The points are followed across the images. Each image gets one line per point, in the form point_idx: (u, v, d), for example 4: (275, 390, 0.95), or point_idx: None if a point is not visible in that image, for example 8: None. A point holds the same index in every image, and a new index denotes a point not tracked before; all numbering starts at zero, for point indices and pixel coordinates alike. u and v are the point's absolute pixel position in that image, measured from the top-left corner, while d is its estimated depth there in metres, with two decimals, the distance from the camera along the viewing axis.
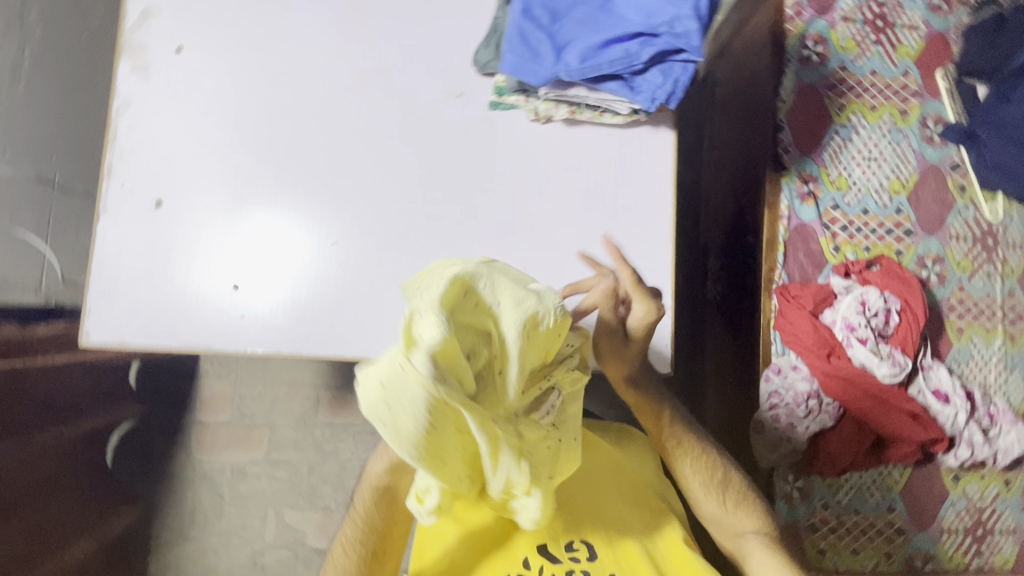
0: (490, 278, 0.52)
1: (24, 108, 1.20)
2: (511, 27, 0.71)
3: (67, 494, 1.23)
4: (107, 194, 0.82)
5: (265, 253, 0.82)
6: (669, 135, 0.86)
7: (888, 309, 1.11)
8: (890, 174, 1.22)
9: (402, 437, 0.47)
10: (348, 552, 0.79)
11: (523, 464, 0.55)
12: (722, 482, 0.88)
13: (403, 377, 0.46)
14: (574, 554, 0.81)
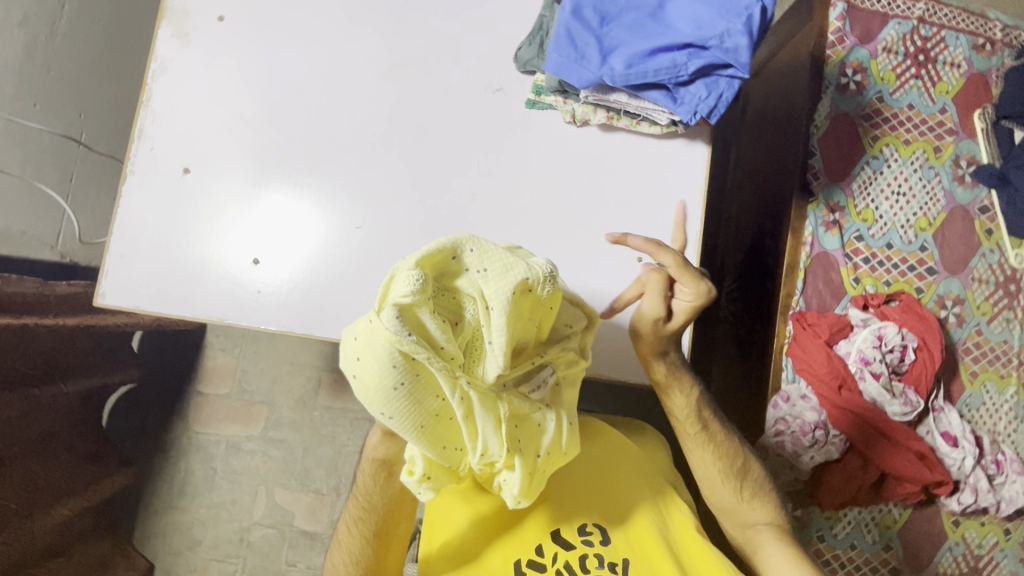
0: (477, 244, 0.54)
1: (54, 56, 1.12)
2: (558, 26, 0.70)
3: (54, 451, 1.23)
4: (137, 156, 0.81)
5: (281, 229, 0.82)
6: (704, 150, 0.85)
7: (905, 347, 1.10)
8: (918, 210, 1.21)
9: (373, 386, 0.53)
10: (360, 531, 0.79)
11: (498, 434, 0.59)
12: (737, 471, 0.90)
13: (374, 331, 0.52)
14: (587, 538, 0.84)
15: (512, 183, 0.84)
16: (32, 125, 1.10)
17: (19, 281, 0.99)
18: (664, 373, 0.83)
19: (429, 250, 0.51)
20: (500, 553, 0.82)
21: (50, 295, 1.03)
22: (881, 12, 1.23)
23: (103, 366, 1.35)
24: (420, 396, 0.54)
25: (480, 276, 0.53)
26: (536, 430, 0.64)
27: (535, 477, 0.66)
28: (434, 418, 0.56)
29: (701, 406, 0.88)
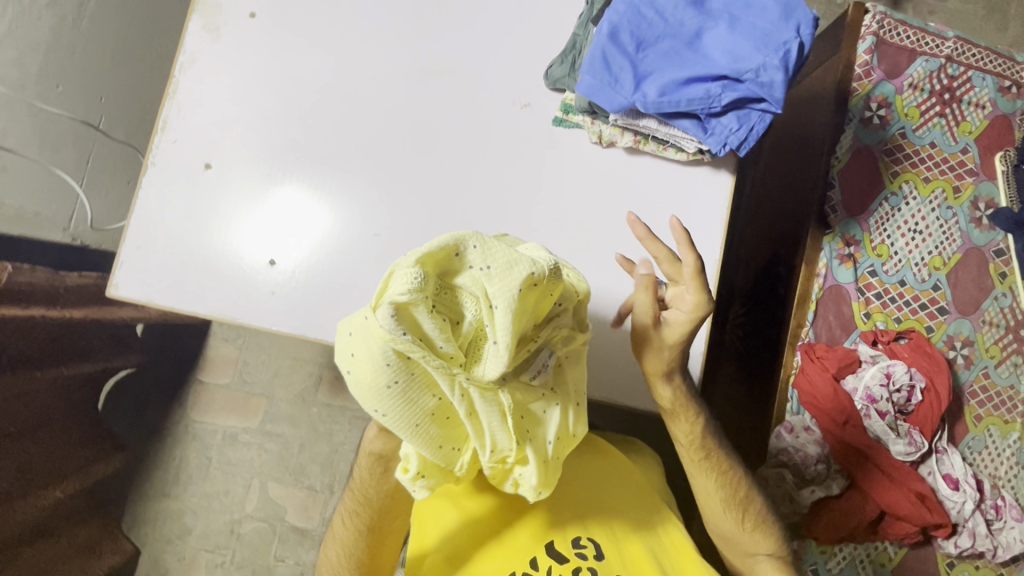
0: (479, 240, 0.51)
1: (83, 45, 1.13)
2: (593, 48, 0.69)
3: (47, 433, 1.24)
4: (158, 148, 0.81)
5: (292, 223, 0.81)
6: (729, 179, 0.85)
7: (913, 387, 1.10)
8: (933, 249, 1.21)
9: (367, 384, 0.53)
10: (353, 524, 0.78)
11: (504, 428, 0.58)
12: (738, 493, 0.89)
13: (369, 328, 0.52)
14: (581, 551, 0.82)
15: (535, 199, 0.83)
16: (51, 108, 1.11)
17: (30, 270, 1.00)
18: (669, 392, 0.81)
19: (429, 247, 0.50)
20: (492, 559, 0.82)
21: (60, 286, 1.04)
22: (909, 48, 1.23)
23: (102, 349, 1.37)
24: (417, 394, 0.54)
25: (482, 275, 0.51)
26: (544, 421, 0.63)
27: (550, 467, 0.65)
28: (435, 415, 0.56)
29: (708, 440, 0.88)
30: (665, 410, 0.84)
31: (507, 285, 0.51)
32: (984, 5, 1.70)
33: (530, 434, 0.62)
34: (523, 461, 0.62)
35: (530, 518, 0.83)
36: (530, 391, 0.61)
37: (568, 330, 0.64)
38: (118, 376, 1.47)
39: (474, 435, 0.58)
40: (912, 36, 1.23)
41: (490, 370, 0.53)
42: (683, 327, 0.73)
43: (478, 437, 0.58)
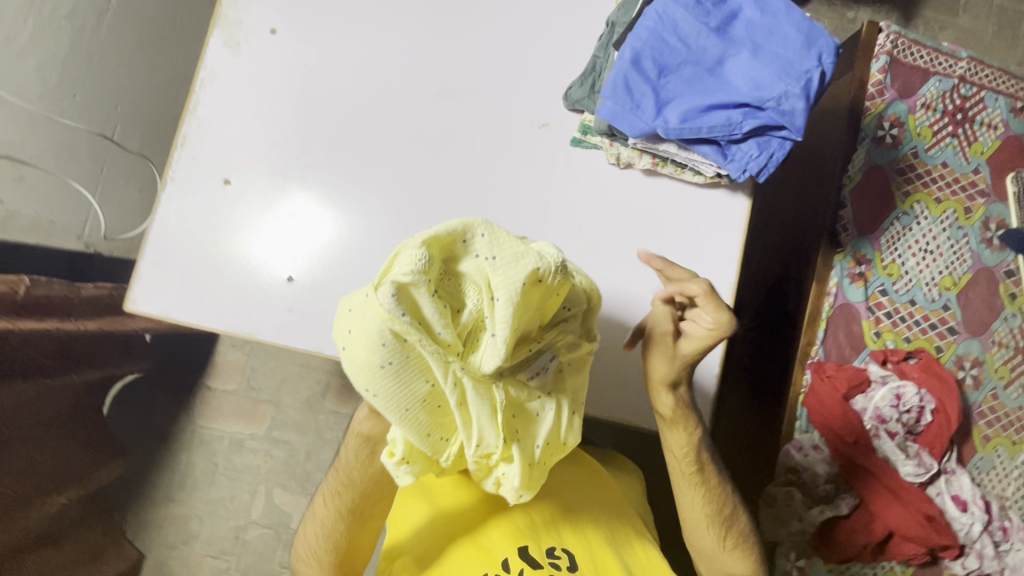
0: (487, 230, 0.52)
1: (97, 58, 1.17)
2: (616, 74, 0.69)
3: None
4: (178, 163, 0.81)
5: (300, 230, 0.81)
6: (745, 202, 0.85)
7: (922, 408, 1.11)
8: (944, 269, 1.20)
9: (361, 361, 0.53)
10: (335, 505, 0.79)
11: (493, 422, 0.58)
12: (722, 508, 0.88)
13: (369, 304, 0.52)
14: (555, 561, 0.78)
15: (552, 219, 0.83)
16: (71, 123, 1.14)
17: (48, 282, 1.04)
18: (676, 406, 0.80)
19: (436, 230, 0.50)
20: (463, 561, 0.78)
21: (74, 296, 1.07)
22: (923, 68, 1.23)
23: (114, 356, 1.40)
24: (410, 378, 0.54)
25: (484, 263, 0.51)
26: (533, 421, 0.63)
27: (536, 470, 0.64)
28: (427, 402, 0.56)
29: (700, 457, 0.86)
30: (662, 419, 0.82)
31: (510, 275, 0.51)
32: (995, 22, 1.70)
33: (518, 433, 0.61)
34: (508, 459, 0.62)
35: (507, 522, 0.80)
36: (525, 389, 0.61)
37: (569, 333, 0.65)
38: (123, 380, 1.47)
39: (462, 425, 0.58)
40: (926, 56, 1.24)
41: (488, 363, 0.54)
42: (697, 345, 0.75)
43: (465, 428, 0.58)
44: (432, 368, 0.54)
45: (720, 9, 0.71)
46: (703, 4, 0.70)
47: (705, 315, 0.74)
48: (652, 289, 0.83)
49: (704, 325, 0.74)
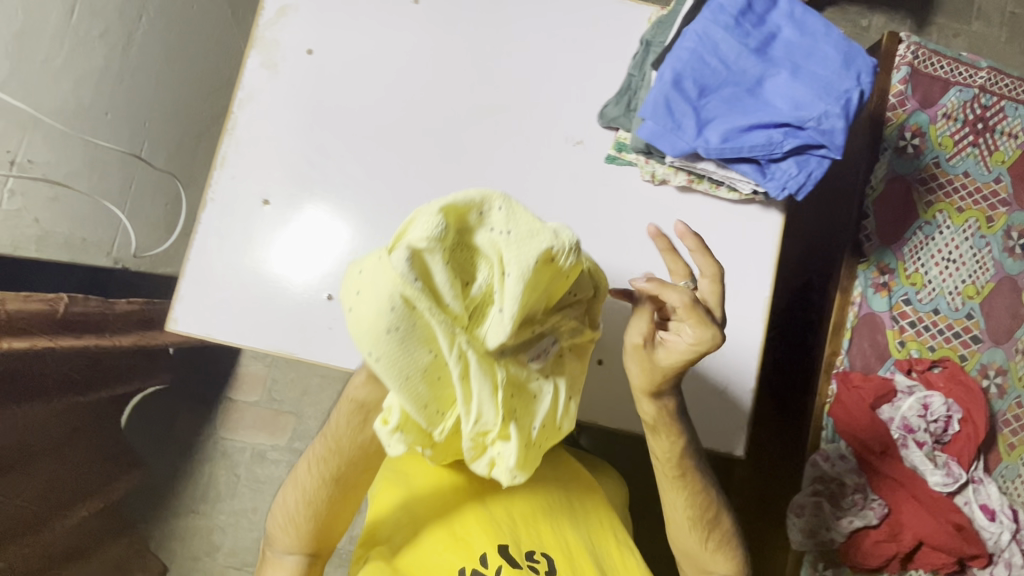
0: (505, 204, 0.50)
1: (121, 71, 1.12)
2: (657, 94, 0.70)
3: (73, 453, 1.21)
4: (218, 184, 0.82)
5: (316, 238, 0.82)
6: (778, 218, 0.85)
7: (949, 417, 1.11)
8: (967, 278, 1.21)
9: (367, 324, 0.51)
10: (320, 472, 0.68)
11: (494, 397, 0.56)
12: (705, 515, 0.80)
13: (381, 267, 0.50)
14: (535, 564, 0.74)
15: (585, 235, 0.84)
16: (103, 145, 1.08)
17: (84, 299, 0.98)
18: (656, 411, 0.73)
19: (454, 198, 0.48)
20: (440, 552, 0.73)
21: (109, 312, 1.04)
22: (943, 78, 1.23)
23: (140, 370, 1.40)
24: (415, 347, 0.51)
25: (500, 235, 0.50)
26: (530, 401, 0.61)
27: (531, 452, 0.62)
28: (428, 373, 0.53)
29: (682, 462, 0.77)
30: (646, 423, 0.75)
31: (525, 254, 0.49)
32: (1009, 30, 1.71)
33: (517, 412, 0.59)
34: (505, 437, 0.59)
35: (489, 520, 0.76)
36: (524, 370, 0.60)
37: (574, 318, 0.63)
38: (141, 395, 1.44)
39: (460, 398, 0.55)
40: (946, 66, 1.24)
41: (492, 338, 0.52)
42: (675, 357, 0.66)
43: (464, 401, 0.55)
44: (435, 338, 0.52)
45: (759, 30, 0.72)
46: (742, 25, 0.71)
47: (685, 329, 0.65)
48: None
49: (683, 339, 0.66)
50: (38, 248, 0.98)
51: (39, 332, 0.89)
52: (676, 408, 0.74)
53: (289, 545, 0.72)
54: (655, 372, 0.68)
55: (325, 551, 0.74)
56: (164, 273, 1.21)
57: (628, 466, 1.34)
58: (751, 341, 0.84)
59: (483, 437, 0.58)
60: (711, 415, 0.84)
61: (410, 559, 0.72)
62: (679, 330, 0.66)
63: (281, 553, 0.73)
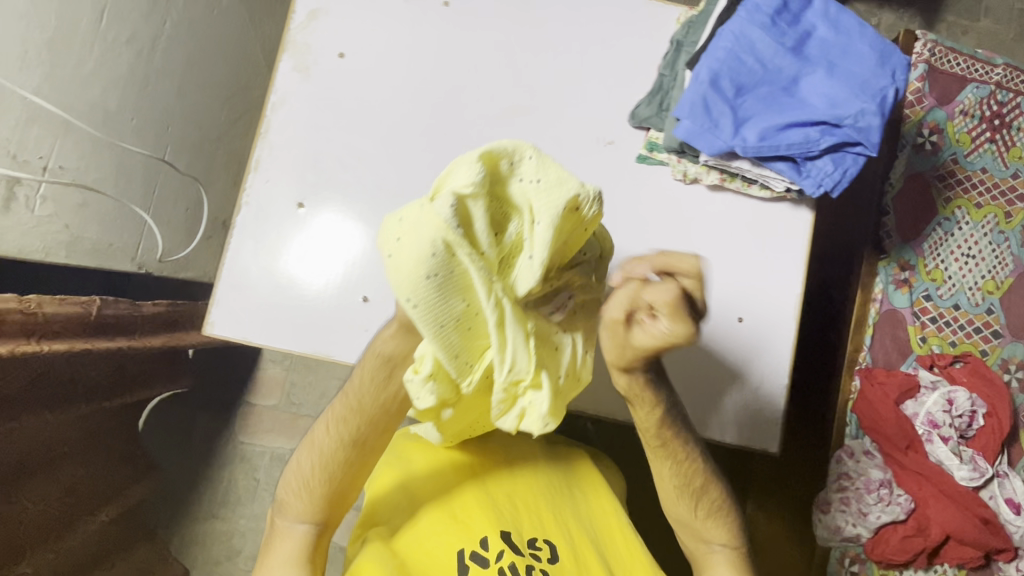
0: (536, 154, 0.49)
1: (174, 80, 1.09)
2: (695, 94, 0.71)
3: (93, 456, 1.16)
4: (252, 187, 0.82)
5: (339, 239, 0.82)
6: (808, 216, 0.86)
7: (973, 412, 1.12)
8: (986, 273, 1.21)
9: (406, 271, 0.48)
10: (336, 431, 0.65)
11: (527, 347, 0.53)
12: (698, 488, 0.74)
13: (422, 215, 0.48)
14: (536, 551, 0.72)
15: (617, 233, 0.84)
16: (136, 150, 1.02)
17: (115, 301, 1.01)
18: (630, 384, 0.63)
19: (489, 145, 0.48)
20: (440, 533, 0.72)
21: (138, 313, 1.07)
22: (960, 75, 1.24)
23: (160, 377, 1.32)
24: (453, 294, 0.49)
25: (533, 182, 0.49)
26: (557, 354, 0.59)
27: (559, 406, 0.60)
28: (461, 322, 0.51)
29: (668, 431, 0.69)
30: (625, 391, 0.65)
31: (555, 201, 0.48)
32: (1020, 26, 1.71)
33: (546, 363, 0.57)
34: (536, 387, 0.57)
35: (490, 508, 0.75)
36: (548, 323, 0.58)
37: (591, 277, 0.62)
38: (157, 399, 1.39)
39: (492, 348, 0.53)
40: (963, 64, 1.25)
41: (523, 284, 0.51)
42: (648, 346, 0.55)
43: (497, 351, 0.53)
44: (471, 285, 0.49)
45: (795, 29, 0.72)
46: (778, 23, 0.72)
47: (660, 318, 0.53)
48: (718, 302, 0.85)
49: (660, 330, 0.53)
50: (69, 254, 0.93)
51: (73, 335, 0.92)
52: (651, 379, 0.64)
53: (300, 512, 0.67)
54: (621, 352, 0.57)
55: (334, 524, 0.70)
56: (184, 277, 1.23)
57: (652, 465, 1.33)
58: (784, 338, 0.85)
59: (514, 390, 0.56)
60: (746, 413, 0.84)
61: (409, 539, 0.72)
62: (657, 321, 0.53)
63: (289, 523, 0.67)
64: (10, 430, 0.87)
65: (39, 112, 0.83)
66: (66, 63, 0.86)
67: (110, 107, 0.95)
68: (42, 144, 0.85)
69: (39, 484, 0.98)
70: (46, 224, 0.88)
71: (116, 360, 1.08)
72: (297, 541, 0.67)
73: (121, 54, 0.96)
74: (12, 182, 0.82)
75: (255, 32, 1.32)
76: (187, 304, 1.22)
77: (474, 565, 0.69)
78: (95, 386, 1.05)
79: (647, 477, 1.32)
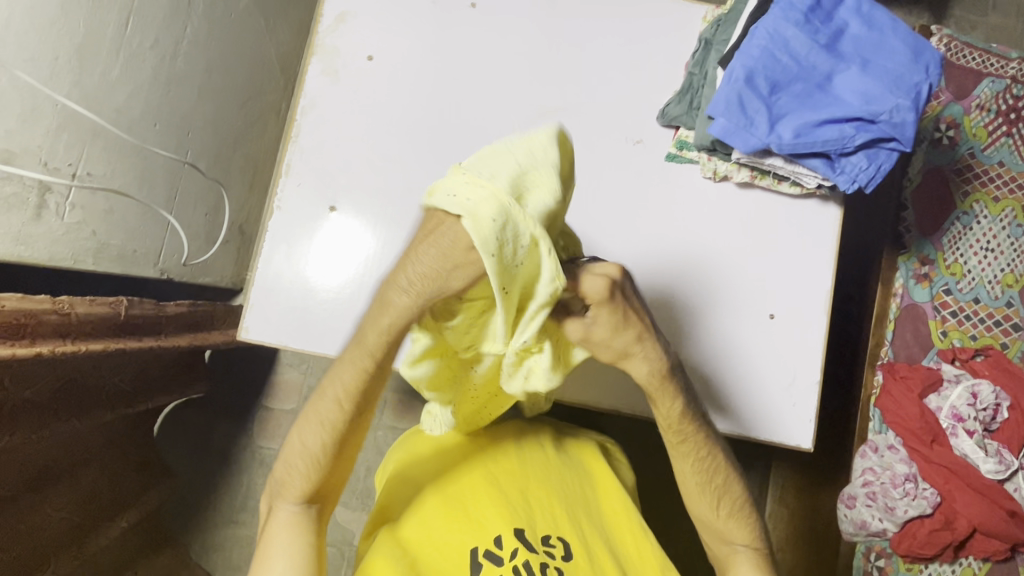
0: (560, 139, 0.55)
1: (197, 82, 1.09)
2: (729, 91, 0.71)
3: (111, 459, 1.12)
4: (283, 192, 0.83)
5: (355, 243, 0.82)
6: (837, 212, 0.86)
7: (997, 405, 1.12)
8: (1006, 267, 1.18)
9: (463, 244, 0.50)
10: (337, 401, 0.62)
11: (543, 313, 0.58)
12: (715, 483, 0.73)
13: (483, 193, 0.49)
14: (550, 549, 0.71)
15: (648, 232, 0.85)
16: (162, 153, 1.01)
17: (141, 302, 0.98)
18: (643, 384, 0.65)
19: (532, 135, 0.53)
20: (452, 531, 0.71)
21: (163, 315, 1.04)
22: (975, 69, 1.23)
23: (178, 382, 1.22)
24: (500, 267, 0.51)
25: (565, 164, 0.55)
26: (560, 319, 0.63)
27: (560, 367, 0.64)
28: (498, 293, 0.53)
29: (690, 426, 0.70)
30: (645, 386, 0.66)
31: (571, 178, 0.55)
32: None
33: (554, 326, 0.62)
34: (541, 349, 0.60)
35: (505, 504, 0.74)
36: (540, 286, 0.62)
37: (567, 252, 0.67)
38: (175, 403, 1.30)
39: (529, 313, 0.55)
40: (977, 58, 1.24)
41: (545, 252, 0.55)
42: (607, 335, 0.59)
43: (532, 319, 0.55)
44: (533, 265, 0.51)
45: (827, 26, 0.73)
46: (811, 21, 0.72)
47: (593, 315, 0.58)
48: (749, 299, 0.85)
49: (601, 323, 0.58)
50: (96, 261, 0.93)
51: (105, 336, 0.90)
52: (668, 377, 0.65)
53: (300, 492, 0.65)
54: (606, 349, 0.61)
55: (332, 501, 0.68)
56: (203, 282, 1.23)
57: None
58: (816, 334, 0.85)
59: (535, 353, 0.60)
60: (779, 410, 0.84)
61: (421, 535, 0.71)
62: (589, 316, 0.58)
63: (286, 505, 0.65)
64: (36, 439, 0.84)
65: (72, 118, 0.84)
66: (94, 70, 0.86)
67: (135, 112, 0.95)
68: (72, 151, 0.85)
69: (62, 492, 0.95)
70: (74, 232, 0.88)
71: (139, 365, 1.05)
72: (296, 524, 0.65)
73: (146, 60, 0.95)
74: (43, 189, 0.82)
75: (270, 36, 1.31)
76: (208, 306, 1.19)
77: (489, 563, 0.68)
78: (118, 390, 1.01)
79: (671, 475, 1.31)
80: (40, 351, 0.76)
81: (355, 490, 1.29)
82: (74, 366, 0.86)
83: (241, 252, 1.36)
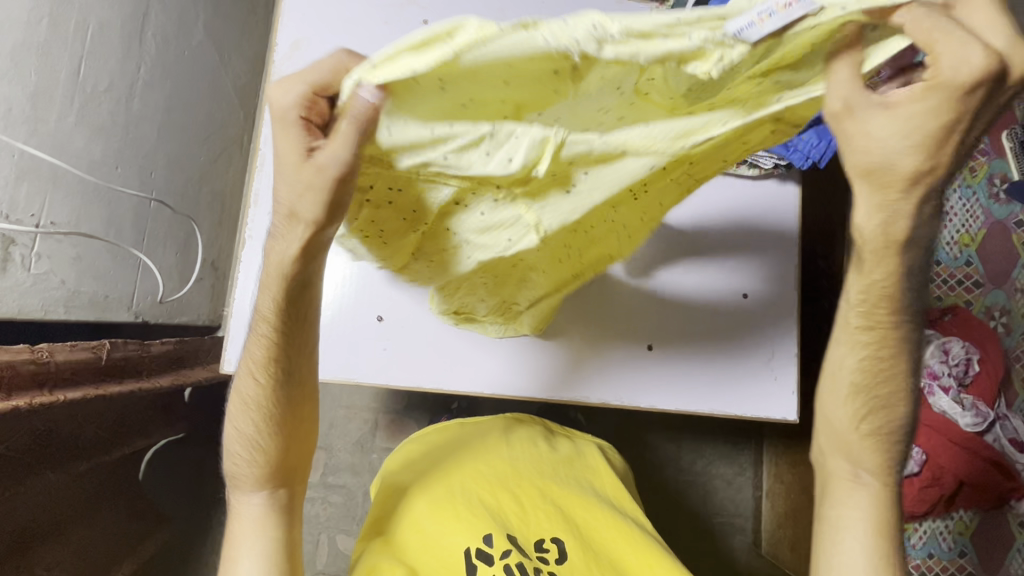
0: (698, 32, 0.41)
1: (157, 118, 1.08)
2: None
3: (108, 511, 1.07)
4: (252, 220, 0.85)
5: None
6: (795, 188, 0.95)
7: (970, 358, 1.02)
8: (958, 228, 1.13)
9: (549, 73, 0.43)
10: (254, 378, 0.64)
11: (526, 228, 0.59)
12: (879, 388, 0.59)
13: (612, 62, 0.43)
14: (543, 555, 0.72)
15: None
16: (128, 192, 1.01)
17: (124, 343, 0.97)
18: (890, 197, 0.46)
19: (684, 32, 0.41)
20: (448, 534, 0.71)
21: (147, 354, 1.01)
22: None
23: (157, 424, 1.17)
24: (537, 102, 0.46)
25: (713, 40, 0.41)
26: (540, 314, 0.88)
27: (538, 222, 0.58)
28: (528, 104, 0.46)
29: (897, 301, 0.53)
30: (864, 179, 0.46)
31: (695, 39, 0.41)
32: None
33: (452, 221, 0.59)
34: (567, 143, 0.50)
35: (497, 508, 0.74)
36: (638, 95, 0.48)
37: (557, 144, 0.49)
38: (158, 445, 1.23)
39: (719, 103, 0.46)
40: None
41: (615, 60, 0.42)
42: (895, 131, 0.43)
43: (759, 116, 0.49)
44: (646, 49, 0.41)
45: None
46: None
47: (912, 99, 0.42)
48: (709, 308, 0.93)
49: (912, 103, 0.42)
50: (67, 310, 0.92)
51: (85, 382, 0.89)
52: None
53: (254, 483, 0.67)
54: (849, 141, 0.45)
55: (298, 484, 0.70)
56: (181, 321, 1.22)
57: (670, 453, 1.34)
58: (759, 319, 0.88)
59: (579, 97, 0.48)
60: (762, 386, 0.92)
61: (412, 541, 0.72)
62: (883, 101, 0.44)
63: (247, 501, 0.67)
64: (14, 495, 0.81)
65: (31, 166, 0.83)
66: (49, 117, 0.85)
67: (96, 156, 0.94)
68: (33, 201, 0.84)
69: (53, 549, 0.91)
70: (43, 281, 0.87)
71: (119, 411, 1.01)
72: (265, 516, 0.67)
73: (101, 103, 0.94)
74: (7, 242, 0.81)
75: (225, 69, 1.30)
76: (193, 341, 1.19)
77: (481, 564, 0.68)
78: (96, 437, 0.97)
79: (666, 464, 1.34)
80: (17, 403, 0.75)
81: (355, 515, 1.28)
82: (53, 417, 0.84)
83: (217, 290, 1.35)
